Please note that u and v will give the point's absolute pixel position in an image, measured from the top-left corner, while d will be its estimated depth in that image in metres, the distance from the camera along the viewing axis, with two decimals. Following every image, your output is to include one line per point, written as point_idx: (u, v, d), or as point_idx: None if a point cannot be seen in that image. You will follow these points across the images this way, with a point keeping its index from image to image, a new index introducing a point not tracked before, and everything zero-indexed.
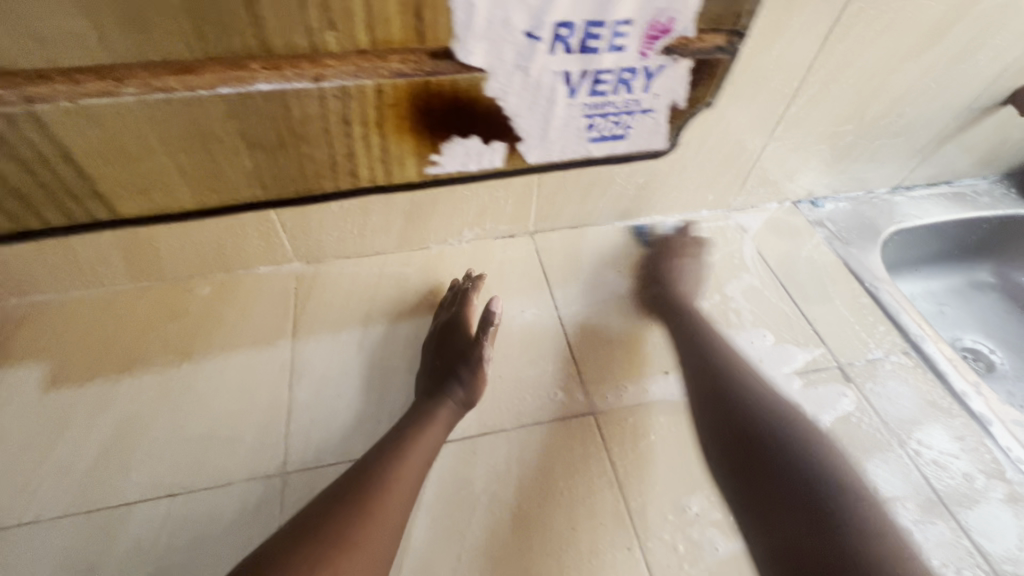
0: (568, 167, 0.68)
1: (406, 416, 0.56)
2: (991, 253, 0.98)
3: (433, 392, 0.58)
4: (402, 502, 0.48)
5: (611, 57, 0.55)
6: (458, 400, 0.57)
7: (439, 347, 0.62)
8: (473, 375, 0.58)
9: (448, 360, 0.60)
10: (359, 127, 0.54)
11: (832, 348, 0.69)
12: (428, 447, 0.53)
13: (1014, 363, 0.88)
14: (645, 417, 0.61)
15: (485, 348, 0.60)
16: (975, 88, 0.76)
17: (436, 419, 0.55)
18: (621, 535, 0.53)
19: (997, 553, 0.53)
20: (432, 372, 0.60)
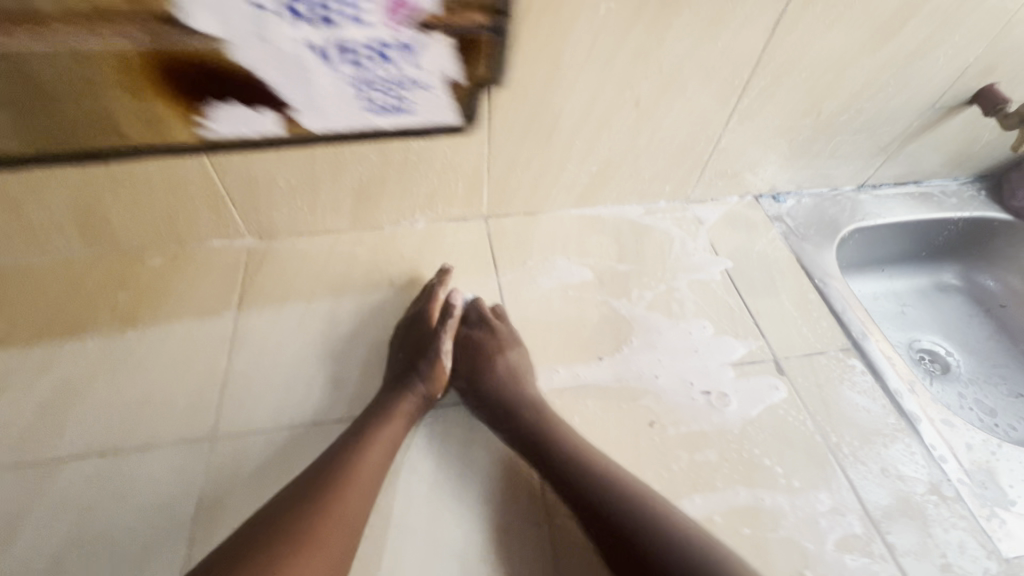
0: (364, 141, 0.63)
1: (369, 410, 0.57)
2: (958, 256, 0.97)
3: (396, 385, 0.59)
4: (363, 496, 0.49)
5: (355, 28, 0.51)
6: (421, 393, 0.59)
7: (402, 341, 0.64)
8: (434, 368, 0.60)
9: (411, 354, 0.62)
10: (109, 89, 0.50)
11: (771, 342, 0.69)
12: (390, 441, 0.54)
13: (970, 366, 0.88)
14: (573, 400, 0.62)
15: (444, 342, 0.63)
16: (936, 86, 0.75)
17: (398, 411, 0.57)
18: (532, 512, 0.54)
19: (903, 546, 0.54)
20: (395, 366, 0.61)
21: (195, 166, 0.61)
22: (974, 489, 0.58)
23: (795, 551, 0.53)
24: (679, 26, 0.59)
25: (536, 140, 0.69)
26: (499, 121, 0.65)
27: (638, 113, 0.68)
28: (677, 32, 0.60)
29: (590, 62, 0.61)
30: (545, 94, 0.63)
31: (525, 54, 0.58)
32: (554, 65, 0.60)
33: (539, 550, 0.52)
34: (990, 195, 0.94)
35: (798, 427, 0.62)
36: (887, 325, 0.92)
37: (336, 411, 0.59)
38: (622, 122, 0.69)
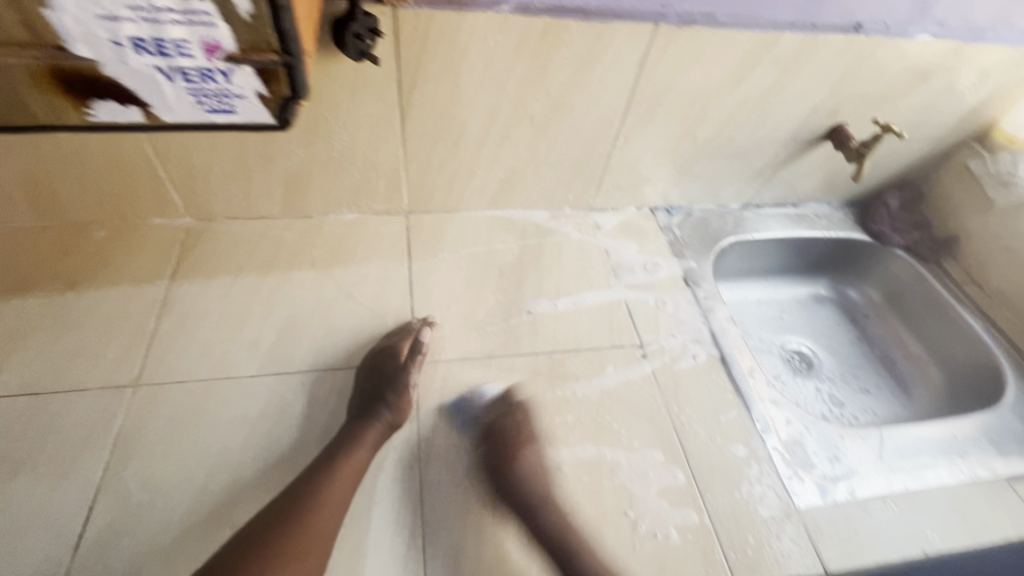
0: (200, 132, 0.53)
1: (337, 440, 0.61)
2: (829, 271, 1.11)
3: (365, 414, 0.63)
4: (330, 526, 0.55)
5: (177, 39, 0.42)
6: (388, 421, 0.63)
7: (370, 373, 0.68)
8: (400, 401, 0.64)
9: (380, 383, 0.66)
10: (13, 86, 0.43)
11: (640, 330, 0.81)
12: (355, 470, 0.59)
13: (831, 365, 1.01)
14: (459, 369, 0.72)
15: (411, 375, 0.67)
16: (793, 123, 0.88)
17: (363, 440, 0.61)
18: (406, 457, 0.63)
19: (715, 499, 0.65)
20: (363, 397, 0.65)
21: (136, 149, 0.70)
22: (784, 454, 0.70)
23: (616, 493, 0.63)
24: (559, 57, 0.71)
25: (445, 146, 0.79)
26: (411, 128, 0.76)
27: (534, 128, 0.80)
28: (558, 64, 0.72)
29: (485, 83, 0.72)
30: (449, 106, 0.74)
31: (427, 72, 0.69)
32: (454, 83, 0.71)
33: (407, 488, 0.61)
34: (856, 219, 1.08)
35: (647, 397, 0.73)
36: (766, 327, 1.04)
37: (247, 367, 0.68)
38: (521, 135, 0.81)
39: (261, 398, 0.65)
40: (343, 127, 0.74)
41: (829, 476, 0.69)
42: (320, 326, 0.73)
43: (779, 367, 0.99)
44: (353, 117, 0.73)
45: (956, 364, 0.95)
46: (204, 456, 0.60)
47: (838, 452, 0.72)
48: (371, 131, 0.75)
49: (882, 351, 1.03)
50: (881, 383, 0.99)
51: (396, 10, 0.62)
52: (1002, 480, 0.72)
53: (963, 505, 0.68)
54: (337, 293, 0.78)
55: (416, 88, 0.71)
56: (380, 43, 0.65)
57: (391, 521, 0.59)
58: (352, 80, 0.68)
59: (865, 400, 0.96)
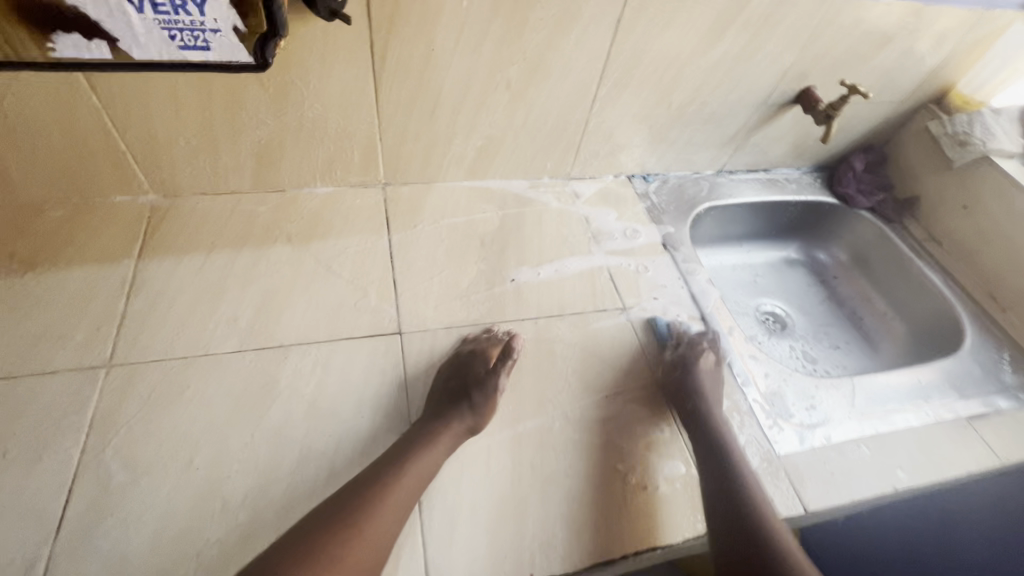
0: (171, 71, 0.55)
1: (415, 435, 0.60)
2: (800, 235, 1.15)
3: (445, 414, 0.62)
4: (393, 520, 0.53)
5: None
6: (467, 424, 0.62)
7: (454, 370, 0.67)
8: (486, 405, 0.64)
9: (466, 386, 0.65)
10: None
11: (622, 294, 0.82)
12: (428, 467, 0.57)
13: (803, 324, 1.05)
14: (444, 338, 0.72)
15: (501, 380, 0.67)
16: (763, 86, 0.90)
17: (443, 438, 0.60)
18: (396, 425, 0.63)
19: None
20: (447, 394, 0.64)
21: (92, 119, 0.66)
22: (762, 406, 0.73)
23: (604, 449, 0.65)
24: (535, 18, 0.70)
25: (421, 113, 0.78)
26: (385, 95, 0.74)
27: (511, 94, 0.79)
28: (533, 26, 0.71)
29: (460, 47, 0.71)
30: (424, 71, 0.72)
31: (402, 33, 0.67)
32: (429, 47, 0.70)
33: None
34: (824, 183, 1.12)
35: (632, 357, 0.74)
36: (741, 291, 1.07)
37: (226, 343, 0.66)
38: (497, 102, 0.80)
39: (243, 373, 0.63)
40: (315, 94, 0.71)
41: (805, 424, 0.72)
42: (300, 300, 0.72)
43: (755, 328, 1.02)
44: (324, 83, 0.71)
45: (919, 318, 0.99)
46: (187, 433, 0.58)
47: (813, 402, 0.75)
48: (344, 98, 0.73)
49: (850, 309, 1.08)
50: (850, 339, 1.04)
51: None
52: (963, 421, 0.76)
53: (930, 445, 0.72)
54: (316, 267, 0.76)
55: (390, 52, 0.69)
56: (351, 3, 0.63)
57: None
58: (323, 42, 0.66)
59: (836, 356, 1.01)
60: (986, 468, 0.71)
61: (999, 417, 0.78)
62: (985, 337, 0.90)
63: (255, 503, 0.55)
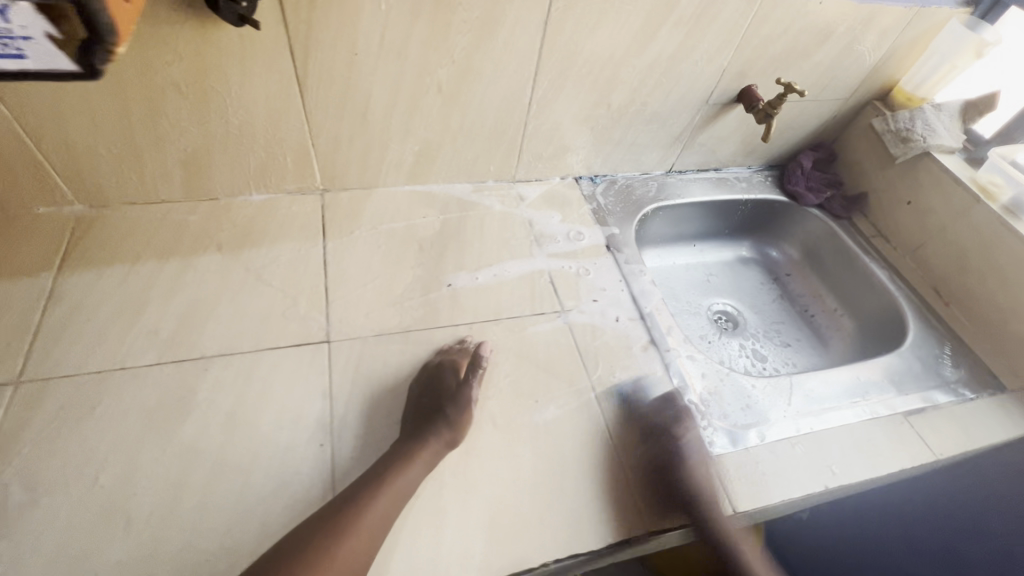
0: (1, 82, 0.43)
1: (389, 456, 0.60)
2: (752, 233, 1.15)
3: (422, 433, 0.62)
4: (367, 544, 0.53)
5: None
6: (445, 440, 0.62)
7: (427, 386, 0.67)
8: (460, 418, 0.64)
9: (439, 401, 0.65)
10: None
11: (561, 297, 0.81)
12: (405, 487, 0.57)
13: (754, 322, 1.06)
14: (374, 345, 0.71)
15: (472, 391, 0.66)
16: (703, 86, 0.90)
17: (419, 457, 0.60)
18: (316, 435, 0.61)
19: (631, 454, 0.66)
20: (419, 412, 0.64)
21: (3, 129, 0.64)
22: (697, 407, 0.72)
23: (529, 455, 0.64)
24: (459, 20, 0.69)
25: (352, 118, 0.77)
26: (312, 100, 0.73)
27: (443, 97, 0.78)
28: (458, 28, 0.70)
29: (384, 50, 0.70)
30: (349, 76, 0.71)
31: (321, 37, 0.66)
32: (351, 50, 0.69)
33: (316, 464, 0.59)
34: (774, 181, 1.12)
35: (568, 361, 0.74)
36: (693, 291, 1.07)
37: (145, 356, 0.64)
38: (430, 105, 0.79)
39: (161, 386, 0.62)
40: (238, 99, 0.70)
41: (740, 424, 0.72)
42: (225, 310, 0.70)
43: (706, 328, 1.02)
44: (247, 88, 0.69)
45: (867, 313, 0.99)
46: (95, 450, 0.56)
47: (750, 403, 0.75)
48: (269, 103, 0.72)
49: (802, 306, 1.08)
50: (801, 336, 1.04)
51: None
52: (900, 416, 0.76)
53: (864, 441, 0.73)
54: (246, 276, 0.75)
55: (311, 56, 0.68)
56: (263, 6, 0.62)
57: (297, 498, 0.57)
58: (239, 47, 0.65)
59: (786, 353, 1.01)
60: (919, 463, 0.72)
61: (937, 411, 0.78)
62: (928, 332, 0.90)
63: (162, 519, 0.53)
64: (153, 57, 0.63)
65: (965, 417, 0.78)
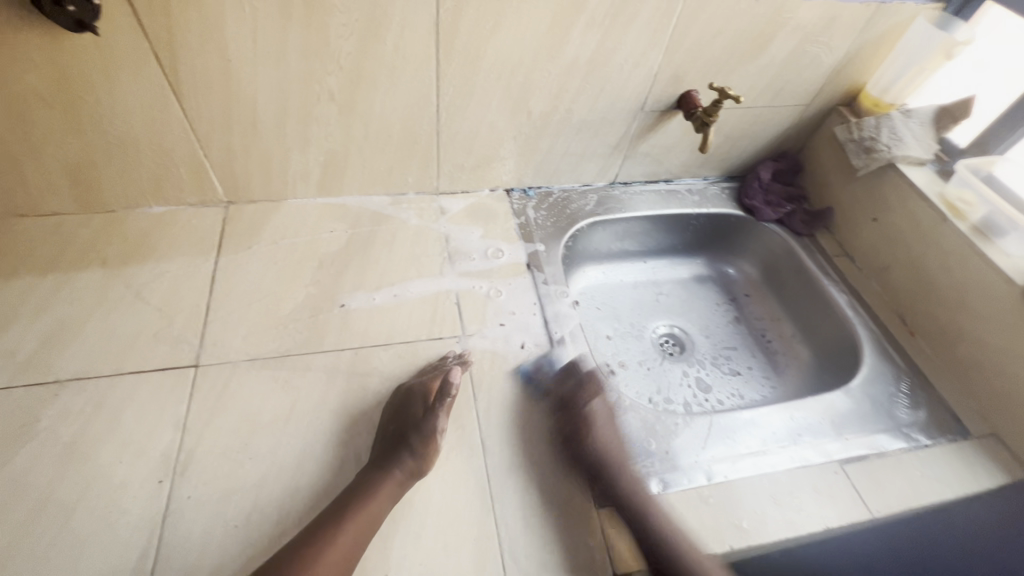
0: None
1: (353, 490, 0.57)
2: (708, 249, 1.06)
3: (385, 464, 0.59)
4: None
5: None
6: (409, 471, 0.58)
7: (393, 415, 0.63)
8: (426, 448, 0.60)
9: (403, 430, 0.61)
10: None
11: (466, 320, 0.75)
12: (369, 522, 0.54)
13: (704, 346, 0.97)
14: (245, 372, 0.66)
15: (440, 421, 0.61)
16: (634, 92, 0.83)
17: (382, 491, 0.56)
18: (157, 471, 0.57)
19: (505, 499, 0.60)
20: (386, 441, 0.61)
21: None
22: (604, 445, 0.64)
23: None
24: (336, 24, 0.64)
25: (241, 128, 0.73)
26: (193, 109, 0.69)
27: (338, 106, 0.73)
28: (337, 33, 0.65)
29: (260, 57, 0.65)
30: (227, 84, 0.67)
31: (186, 44, 0.62)
32: (223, 57, 0.65)
33: (148, 504, 0.55)
34: (732, 194, 1.03)
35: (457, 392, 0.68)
36: (637, 311, 0.99)
37: None
38: (326, 115, 0.74)
39: (4, 412, 0.59)
40: (111, 110, 0.67)
41: (642, 469, 0.64)
42: (93, 331, 0.67)
43: (647, 353, 0.94)
44: (118, 98, 0.66)
45: (825, 343, 0.90)
46: None
47: (661, 445, 0.67)
48: (146, 113, 0.68)
49: (758, 330, 0.99)
50: (753, 364, 0.95)
51: None
52: (835, 464, 0.67)
53: (785, 494, 0.64)
54: (125, 293, 0.71)
55: (179, 64, 0.64)
56: (111, 11, 0.58)
57: (119, 541, 0.53)
58: (98, 56, 0.61)
59: (734, 383, 0.91)
60: (849, 521, 0.63)
61: (881, 460, 0.69)
62: (884, 365, 0.80)
63: None
64: (7, 69, 0.60)
65: (913, 469, 0.68)
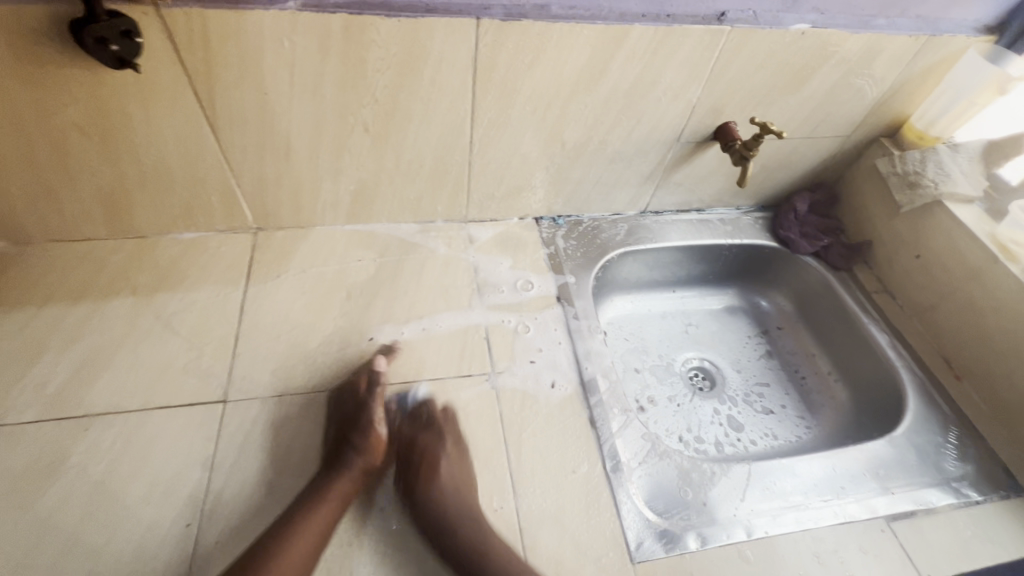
0: None
1: (305, 491, 0.58)
2: (740, 280, 1.04)
3: (332, 461, 0.61)
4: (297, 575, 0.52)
5: None
6: (360, 464, 0.61)
7: (330, 414, 0.65)
8: (368, 440, 0.62)
9: (342, 426, 0.64)
10: None
11: (495, 358, 0.73)
12: (324, 521, 0.56)
13: (736, 382, 0.93)
14: (273, 409, 0.65)
15: (374, 411, 0.65)
16: (671, 124, 0.81)
17: (336, 488, 0.58)
18: (185, 514, 0.56)
19: (538, 552, 0.57)
20: (329, 439, 0.63)
21: None
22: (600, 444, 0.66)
23: (420, 548, 0.57)
24: (374, 58, 0.63)
25: (274, 158, 0.72)
26: (227, 140, 0.69)
27: (371, 137, 0.72)
28: (375, 67, 0.64)
29: (296, 90, 0.65)
30: (262, 116, 0.67)
31: (224, 77, 0.62)
32: (260, 90, 0.64)
33: (176, 548, 0.54)
34: (765, 224, 1.00)
35: (487, 433, 0.66)
36: (666, 343, 0.97)
37: (28, 411, 0.61)
38: (358, 146, 0.73)
39: (35, 447, 0.59)
40: (147, 140, 0.67)
41: (678, 522, 0.62)
42: (124, 363, 0.66)
43: (676, 388, 0.91)
44: (154, 129, 0.66)
45: (863, 383, 0.87)
46: None
47: (697, 496, 0.65)
48: (180, 144, 0.68)
49: (791, 366, 0.96)
50: (787, 402, 0.91)
51: (160, 11, 0.54)
52: (881, 521, 0.65)
53: (828, 554, 0.61)
54: (155, 323, 0.71)
55: (217, 97, 0.64)
56: (150, 46, 0.57)
57: None
58: (136, 90, 0.61)
59: (767, 422, 0.88)
60: None
61: (930, 517, 0.66)
62: (930, 413, 0.77)
63: None
64: (46, 100, 0.59)
65: (964, 529, 0.65)
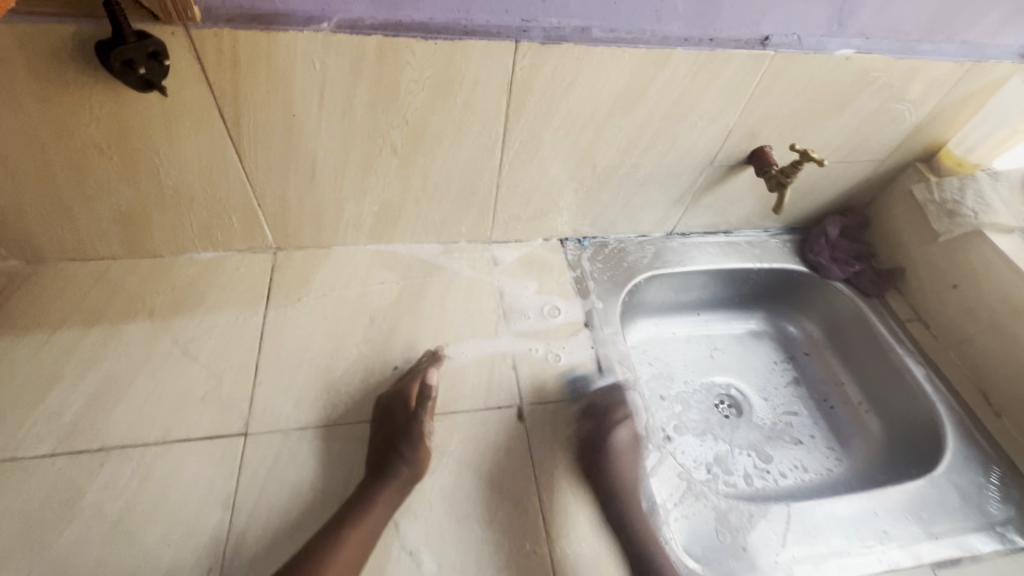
0: None
1: (352, 500, 0.58)
2: (766, 303, 1.01)
3: (380, 471, 0.60)
4: None
5: None
6: (406, 477, 0.60)
7: (380, 423, 0.65)
8: (418, 453, 0.61)
9: (392, 436, 0.63)
10: None
11: (524, 389, 0.71)
12: (370, 533, 0.55)
13: (763, 410, 0.91)
14: (295, 443, 0.62)
15: (424, 424, 0.64)
16: (705, 148, 0.78)
17: (380, 501, 0.57)
18: (206, 557, 0.54)
19: None
20: (376, 449, 0.62)
21: None
22: (637, 464, 0.65)
23: None
24: (407, 80, 0.61)
25: (299, 179, 0.70)
26: (251, 161, 0.66)
27: (399, 159, 0.70)
28: (407, 88, 0.62)
29: (324, 111, 0.62)
30: (289, 138, 0.64)
31: (251, 98, 0.59)
32: (288, 111, 0.62)
33: None
34: (794, 247, 0.98)
35: (518, 470, 0.63)
36: (691, 369, 0.94)
37: (43, 443, 0.59)
38: (385, 167, 0.71)
39: (49, 483, 0.56)
40: (169, 160, 0.64)
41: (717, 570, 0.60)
42: (140, 392, 0.64)
43: (703, 416, 0.88)
44: (177, 149, 0.63)
45: (897, 417, 0.84)
46: None
47: (736, 540, 0.62)
48: (202, 164, 0.65)
49: (820, 395, 0.93)
50: (816, 433, 0.89)
51: (188, 29, 0.52)
52: (926, 568, 0.62)
53: None
54: (172, 348, 0.68)
55: (242, 116, 0.61)
56: (176, 66, 0.55)
57: None
58: (159, 110, 0.58)
59: (797, 454, 0.86)
60: None
61: (976, 565, 0.63)
62: (970, 453, 0.74)
63: None
64: (66, 119, 0.57)
65: None
